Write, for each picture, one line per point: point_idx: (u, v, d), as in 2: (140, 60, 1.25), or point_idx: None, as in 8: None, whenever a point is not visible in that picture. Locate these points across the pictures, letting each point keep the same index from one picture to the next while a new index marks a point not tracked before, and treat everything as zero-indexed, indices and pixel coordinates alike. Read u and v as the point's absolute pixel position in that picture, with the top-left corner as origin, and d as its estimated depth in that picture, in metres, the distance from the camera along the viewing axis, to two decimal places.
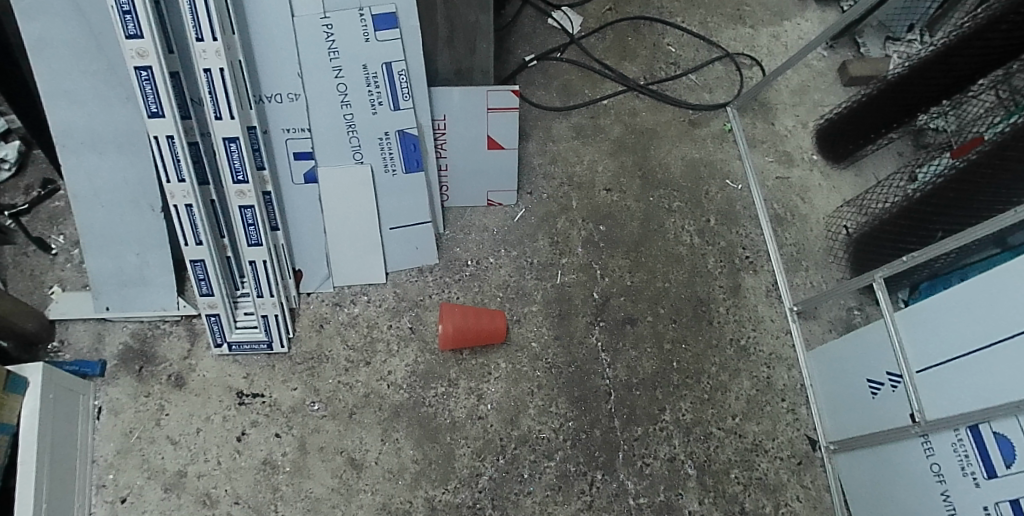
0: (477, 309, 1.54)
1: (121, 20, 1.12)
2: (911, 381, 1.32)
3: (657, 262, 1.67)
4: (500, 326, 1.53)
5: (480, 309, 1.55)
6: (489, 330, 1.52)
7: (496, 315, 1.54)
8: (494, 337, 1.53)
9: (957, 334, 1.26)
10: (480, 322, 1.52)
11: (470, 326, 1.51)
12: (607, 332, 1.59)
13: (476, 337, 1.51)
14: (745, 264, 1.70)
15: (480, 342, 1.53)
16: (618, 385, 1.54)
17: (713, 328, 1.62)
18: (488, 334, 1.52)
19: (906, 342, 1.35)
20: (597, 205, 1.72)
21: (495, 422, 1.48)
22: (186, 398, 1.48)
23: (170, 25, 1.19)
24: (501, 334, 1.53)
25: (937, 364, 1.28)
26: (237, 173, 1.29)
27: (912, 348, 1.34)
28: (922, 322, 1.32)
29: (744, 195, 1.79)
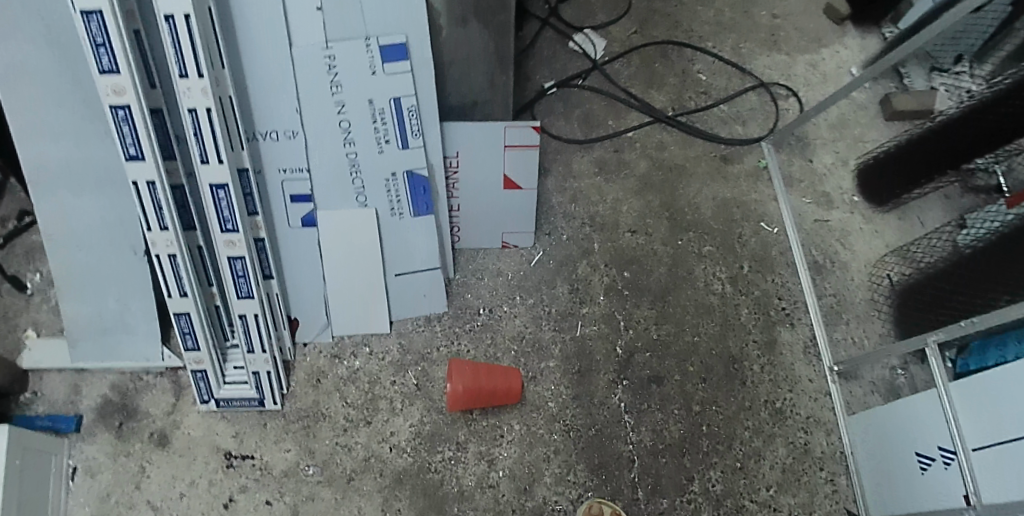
0: (491, 367, 1.39)
1: (94, 54, 0.99)
2: (965, 458, 1.12)
3: (687, 312, 1.52)
4: (515, 385, 1.39)
5: (493, 366, 1.40)
6: (505, 391, 1.38)
7: (511, 373, 1.40)
8: (508, 398, 1.39)
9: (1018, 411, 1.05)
10: (495, 383, 1.37)
11: (484, 388, 1.36)
12: (631, 391, 1.43)
13: (488, 397, 1.37)
14: (782, 316, 1.56)
15: (493, 402, 1.38)
16: (642, 453, 1.37)
17: (746, 388, 1.46)
18: (503, 394, 1.38)
19: (961, 413, 1.15)
20: (621, 248, 1.58)
21: (507, 493, 1.33)
22: (170, 459, 1.36)
23: (153, 57, 1.07)
24: (517, 394, 1.40)
25: (994, 443, 1.08)
26: (225, 222, 1.18)
27: (967, 421, 1.14)
28: (981, 392, 1.12)
29: (779, 239, 1.65)
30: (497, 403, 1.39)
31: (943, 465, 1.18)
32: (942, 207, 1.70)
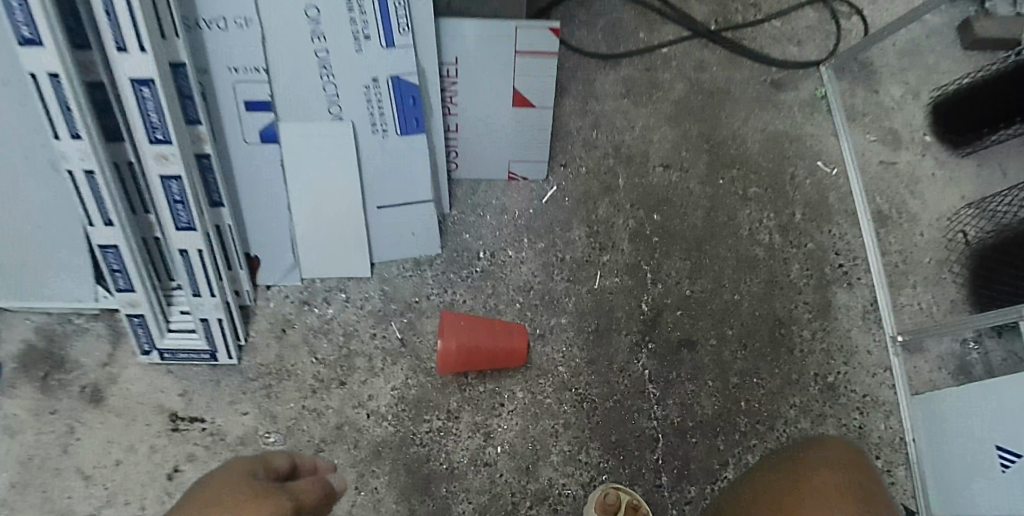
0: (490, 324, 1.15)
1: None
2: None
3: (727, 266, 1.27)
4: (519, 346, 1.15)
5: (493, 321, 1.16)
6: (506, 352, 1.14)
7: (514, 330, 1.16)
8: (511, 360, 1.15)
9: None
10: (494, 342, 1.13)
11: (479, 348, 1.13)
12: (657, 357, 1.19)
13: (487, 359, 1.13)
14: (839, 274, 1.31)
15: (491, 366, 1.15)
16: (666, 433, 1.15)
17: (793, 359, 1.23)
18: (504, 357, 1.14)
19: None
20: (650, 185, 1.31)
21: (506, 474, 1.10)
22: (104, 420, 1.14)
23: None
24: (522, 355, 1.15)
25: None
26: (154, 130, 0.91)
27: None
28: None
29: (838, 183, 1.39)
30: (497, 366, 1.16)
31: None
32: None
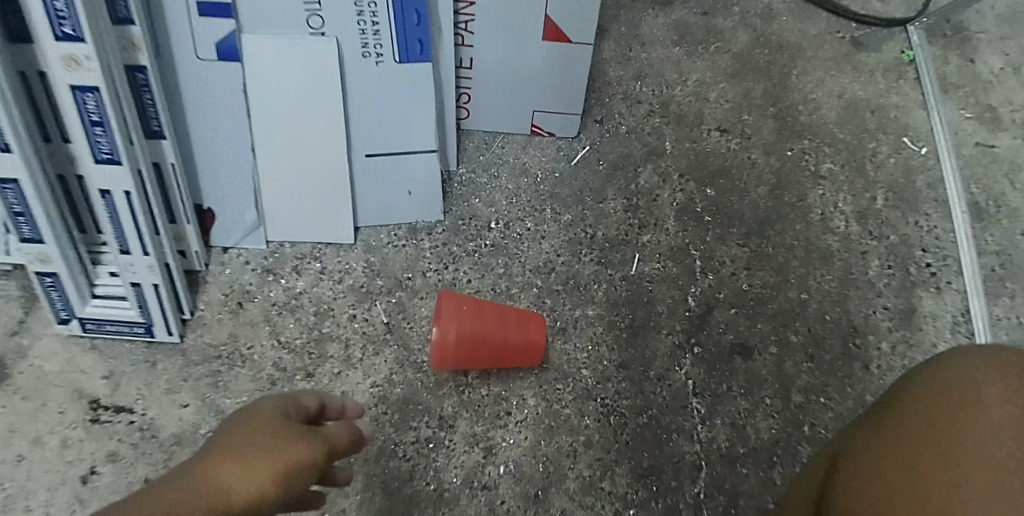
0: (500, 311, 0.91)
1: None
2: None
3: (794, 257, 1.03)
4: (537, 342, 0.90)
5: (505, 308, 0.92)
6: (519, 348, 0.89)
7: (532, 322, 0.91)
8: (525, 358, 0.90)
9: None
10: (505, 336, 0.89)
11: (486, 342, 0.88)
12: (705, 365, 0.95)
13: (495, 353, 0.89)
14: (924, 276, 1.06)
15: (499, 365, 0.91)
16: (713, 460, 0.91)
17: (872, 376, 0.98)
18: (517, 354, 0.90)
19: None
20: (704, 153, 1.07)
21: (511, 503, 0.86)
22: (6, 402, 0.89)
23: None
24: (538, 354, 0.91)
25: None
26: (60, 20, 0.65)
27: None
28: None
29: (929, 166, 1.14)
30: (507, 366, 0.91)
31: None
32: None
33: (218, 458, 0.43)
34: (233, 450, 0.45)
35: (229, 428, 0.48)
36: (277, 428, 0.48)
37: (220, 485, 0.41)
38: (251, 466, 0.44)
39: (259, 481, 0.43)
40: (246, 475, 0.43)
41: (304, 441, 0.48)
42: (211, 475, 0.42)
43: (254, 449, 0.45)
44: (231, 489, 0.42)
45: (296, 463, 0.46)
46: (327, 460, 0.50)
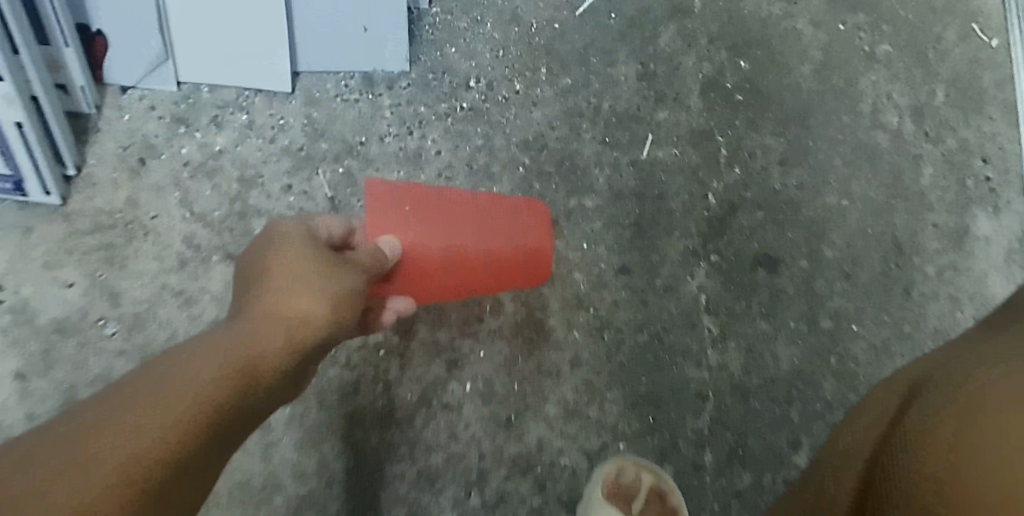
0: (469, 198, 0.65)
1: None
2: None
3: (837, 155, 0.85)
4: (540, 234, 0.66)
5: (474, 199, 0.65)
6: (505, 259, 0.62)
7: (524, 208, 0.68)
8: (516, 273, 0.64)
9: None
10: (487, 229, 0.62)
11: (449, 238, 0.60)
12: (722, 276, 0.79)
13: (473, 267, 0.61)
14: (984, 192, 0.89)
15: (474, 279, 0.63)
16: (720, 390, 0.76)
17: (912, 304, 0.84)
18: (502, 260, 0.62)
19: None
20: (738, 20, 0.87)
21: (473, 427, 0.72)
22: None
23: None
24: (540, 273, 0.65)
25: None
26: None
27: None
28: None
29: (998, 59, 0.94)
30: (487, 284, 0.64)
31: None
32: None
33: (261, 294, 0.45)
34: (274, 282, 0.46)
35: (258, 251, 0.48)
36: (309, 249, 0.47)
37: (269, 327, 0.44)
38: (303, 292, 0.45)
39: (316, 307, 0.45)
40: (309, 299, 0.45)
41: (343, 266, 0.48)
42: (279, 310, 0.44)
43: (300, 274, 0.46)
44: (292, 323, 0.44)
45: (344, 288, 0.47)
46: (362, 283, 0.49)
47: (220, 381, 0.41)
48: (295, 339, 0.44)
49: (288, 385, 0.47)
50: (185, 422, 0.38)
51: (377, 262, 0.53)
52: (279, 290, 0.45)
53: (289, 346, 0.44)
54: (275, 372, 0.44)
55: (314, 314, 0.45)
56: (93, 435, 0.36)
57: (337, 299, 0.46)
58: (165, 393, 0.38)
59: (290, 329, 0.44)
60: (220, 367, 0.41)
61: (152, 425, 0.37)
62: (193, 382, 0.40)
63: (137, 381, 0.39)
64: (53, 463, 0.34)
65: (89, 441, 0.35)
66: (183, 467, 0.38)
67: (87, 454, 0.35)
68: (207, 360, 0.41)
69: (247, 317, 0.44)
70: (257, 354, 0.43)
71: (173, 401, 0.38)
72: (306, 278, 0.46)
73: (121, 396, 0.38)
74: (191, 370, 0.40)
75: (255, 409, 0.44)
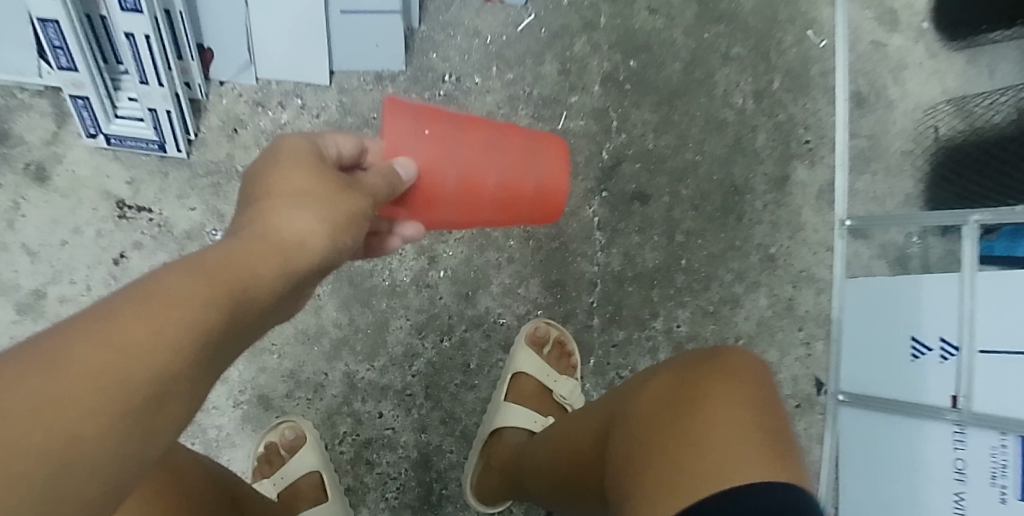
0: (486, 129, 0.79)
1: None
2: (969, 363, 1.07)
3: (694, 125, 1.25)
4: (539, 184, 0.79)
5: (500, 135, 0.79)
6: (519, 197, 0.79)
7: (543, 148, 0.81)
8: (529, 206, 0.80)
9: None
10: (491, 165, 0.77)
11: (468, 177, 0.76)
12: (610, 206, 1.21)
13: (491, 201, 0.78)
14: (803, 151, 1.31)
15: (473, 211, 0.78)
16: (605, 278, 1.20)
17: (741, 226, 1.26)
18: (516, 196, 0.78)
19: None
20: (631, 31, 1.25)
21: (446, 298, 1.16)
22: (50, 199, 1.16)
23: None
24: (552, 208, 0.81)
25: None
26: None
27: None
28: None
29: (824, 56, 1.34)
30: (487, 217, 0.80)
31: (940, 358, 1.13)
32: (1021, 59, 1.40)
33: (274, 207, 0.58)
34: (289, 197, 0.59)
35: (273, 166, 0.62)
36: (318, 172, 0.62)
37: (284, 237, 0.56)
38: (313, 216, 0.58)
39: (324, 224, 0.59)
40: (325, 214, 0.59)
41: (354, 186, 0.64)
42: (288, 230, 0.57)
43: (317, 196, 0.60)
44: (295, 241, 0.57)
45: (353, 208, 0.62)
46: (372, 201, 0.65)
47: (243, 283, 0.50)
48: (294, 254, 0.56)
49: (293, 294, 0.59)
50: (223, 306, 0.47)
51: (389, 184, 0.68)
52: (290, 205, 0.58)
53: (297, 255, 0.56)
54: (284, 279, 0.55)
55: (321, 228, 0.58)
56: (154, 295, 0.43)
57: (342, 217, 0.60)
58: (202, 278, 0.47)
59: (298, 241, 0.57)
60: (243, 266, 0.51)
61: (199, 299, 0.45)
62: (219, 278, 0.48)
63: (165, 272, 0.46)
64: (103, 323, 0.39)
65: (137, 307, 0.41)
66: (218, 349, 0.46)
67: (138, 318, 0.41)
68: (232, 263, 0.51)
69: (265, 226, 0.56)
70: (269, 261, 0.54)
71: (212, 289, 0.47)
72: (316, 197, 0.59)
73: (152, 282, 0.44)
74: (220, 265, 0.50)
75: (263, 314, 0.53)
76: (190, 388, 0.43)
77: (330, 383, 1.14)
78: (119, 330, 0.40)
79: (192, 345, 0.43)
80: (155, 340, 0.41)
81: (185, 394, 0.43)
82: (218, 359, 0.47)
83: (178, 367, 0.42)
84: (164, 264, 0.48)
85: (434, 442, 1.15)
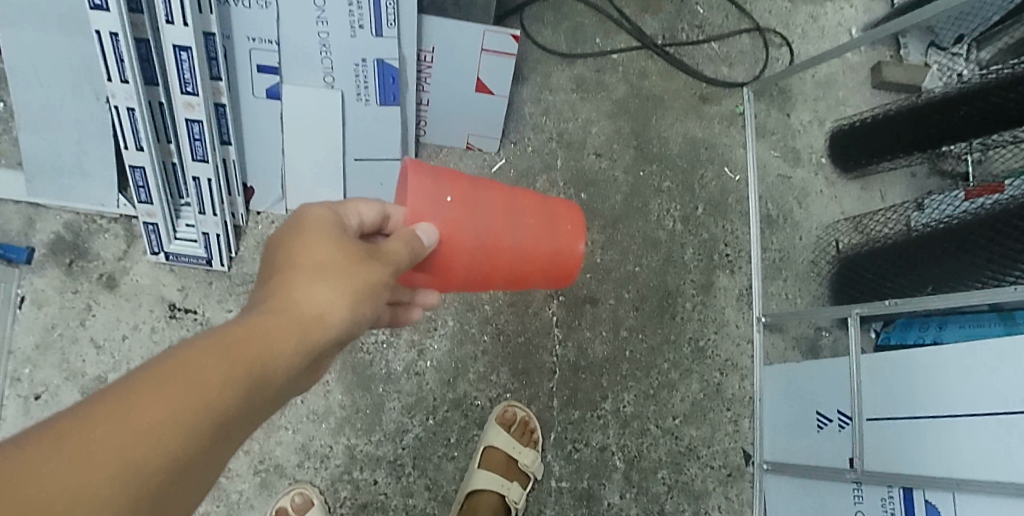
0: (507, 195, 0.91)
1: None
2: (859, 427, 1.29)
3: (633, 243, 1.57)
4: (557, 245, 0.93)
5: (516, 197, 0.92)
6: (538, 256, 0.92)
7: (556, 214, 0.95)
8: (548, 266, 0.94)
9: (1007, 385, 1.06)
10: (514, 227, 0.90)
11: (491, 239, 0.88)
12: (565, 307, 1.51)
13: (513, 258, 0.91)
14: (724, 262, 1.62)
15: (495, 268, 0.91)
16: (562, 366, 1.48)
17: (674, 323, 1.55)
18: (535, 253, 0.92)
19: (918, 381, 1.21)
20: (581, 170, 1.59)
21: (431, 383, 1.43)
22: (116, 302, 1.45)
23: None
24: (567, 264, 0.95)
25: (942, 415, 1.15)
26: (186, 84, 1.21)
27: (920, 392, 1.20)
28: (937, 368, 1.18)
29: (739, 187, 1.67)
30: (508, 272, 0.92)
31: (838, 427, 1.35)
32: (905, 185, 1.72)
33: (299, 280, 0.69)
34: (311, 272, 0.70)
35: (298, 239, 0.73)
36: (338, 248, 0.73)
37: (304, 311, 0.68)
38: (332, 291, 0.69)
39: (339, 297, 0.70)
40: (340, 288, 0.70)
41: (371, 258, 0.74)
42: (314, 303, 0.68)
43: (336, 273, 0.70)
44: (317, 314, 0.68)
45: (367, 282, 0.72)
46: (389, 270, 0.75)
47: (262, 357, 0.62)
48: (319, 327, 0.68)
49: (317, 361, 0.71)
50: (240, 384, 0.59)
51: (412, 248, 0.78)
52: (313, 279, 0.69)
53: (319, 329, 0.68)
54: (304, 351, 0.66)
55: (339, 301, 0.70)
56: (192, 371, 0.55)
57: (359, 290, 0.71)
58: (224, 355, 0.59)
59: (320, 314, 0.68)
60: (262, 343, 0.63)
61: (220, 379, 0.57)
62: (240, 353, 0.60)
63: (196, 347, 0.58)
64: (141, 401, 0.52)
65: (180, 384, 0.54)
66: (243, 411, 0.59)
67: (171, 396, 0.53)
68: (255, 338, 0.62)
69: (288, 300, 0.68)
70: (292, 337, 0.65)
71: (232, 367, 0.59)
72: (335, 274, 0.70)
73: (187, 357, 0.57)
74: (242, 341, 0.61)
75: (286, 380, 0.65)
76: (207, 455, 0.56)
77: (334, 454, 1.38)
78: (152, 410, 0.52)
79: (209, 420, 0.55)
80: (194, 411, 0.54)
81: (202, 460, 0.55)
82: (234, 424, 0.59)
83: (199, 437, 0.54)
84: (197, 336, 0.60)
85: (420, 505, 1.38)
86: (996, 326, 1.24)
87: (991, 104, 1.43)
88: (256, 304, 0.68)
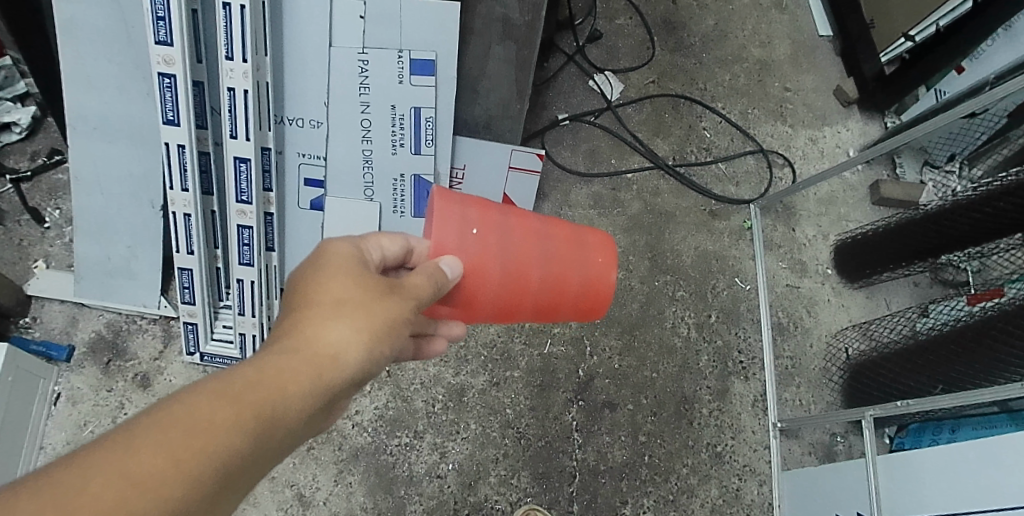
0: (533, 224, 0.92)
1: (159, 81, 1.22)
2: None
3: (650, 349, 1.63)
4: (585, 274, 0.93)
5: (546, 226, 0.93)
6: (570, 286, 0.92)
7: (590, 244, 0.95)
8: (581, 294, 0.94)
9: (1016, 480, 1.08)
10: (539, 255, 0.90)
11: (517, 269, 0.89)
12: (584, 412, 1.55)
13: (540, 285, 0.91)
14: (738, 368, 1.66)
15: (523, 297, 0.91)
16: (581, 470, 1.50)
17: (691, 428, 1.57)
18: (566, 282, 0.92)
19: (935, 481, 1.22)
20: None
21: (452, 486, 1.44)
22: (148, 400, 1.49)
23: (204, 46, 1.26)
24: (603, 293, 0.95)
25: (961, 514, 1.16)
26: (242, 193, 1.33)
27: (937, 491, 1.21)
28: (949, 470, 1.20)
29: (750, 296, 1.74)
30: (535, 302, 0.92)
31: None
32: (909, 293, 1.79)
33: (314, 319, 0.68)
34: (330, 308, 0.69)
35: (314, 277, 0.72)
36: (357, 284, 0.72)
37: (319, 349, 0.66)
38: (349, 329, 0.68)
39: (357, 337, 0.68)
40: (358, 327, 0.69)
41: (391, 295, 0.73)
42: (330, 341, 0.67)
43: (357, 311, 0.70)
44: (333, 354, 0.67)
45: (386, 321, 0.71)
46: (407, 306, 0.74)
47: (272, 399, 0.61)
48: (334, 364, 0.67)
49: (334, 401, 0.69)
50: (245, 427, 0.58)
51: (434, 288, 0.78)
52: (329, 319, 0.68)
53: (333, 368, 0.66)
54: (317, 390, 0.65)
55: (357, 339, 0.68)
56: (199, 417, 0.55)
57: (377, 328, 0.70)
58: (231, 398, 0.58)
59: (336, 353, 0.67)
60: (272, 384, 0.61)
61: (226, 422, 0.56)
62: (247, 396, 0.59)
63: (205, 391, 0.57)
64: (139, 451, 0.51)
65: (187, 426, 0.54)
66: (250, 454, 0.58)
67: (174, 441, 0.53)
68: (265, 379, 0.61)
69: (303, 339, 0.67)
70: (305, 375, 0.64)
71: (237, 410, 0.58)
72: (354, 312, 0.69)
73: (189, 402, 0.56)
74: (252, 383, 0.60)
75: (299, 422, 0.63)
76: (208, 506, 0.55)
77: None
78: (147, 461, 0.51)
79: (210, 467, 0.54)
80: (198, 454, 0.53)
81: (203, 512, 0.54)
82: (243, 469, 0.57)
83: (199, 485, 0.53)
84: (203, 378, 0.59)
85: None
86: (1008, 426, 1.28)
87: (982, 215, 1.51)
88: (270, 342, 0.67)
